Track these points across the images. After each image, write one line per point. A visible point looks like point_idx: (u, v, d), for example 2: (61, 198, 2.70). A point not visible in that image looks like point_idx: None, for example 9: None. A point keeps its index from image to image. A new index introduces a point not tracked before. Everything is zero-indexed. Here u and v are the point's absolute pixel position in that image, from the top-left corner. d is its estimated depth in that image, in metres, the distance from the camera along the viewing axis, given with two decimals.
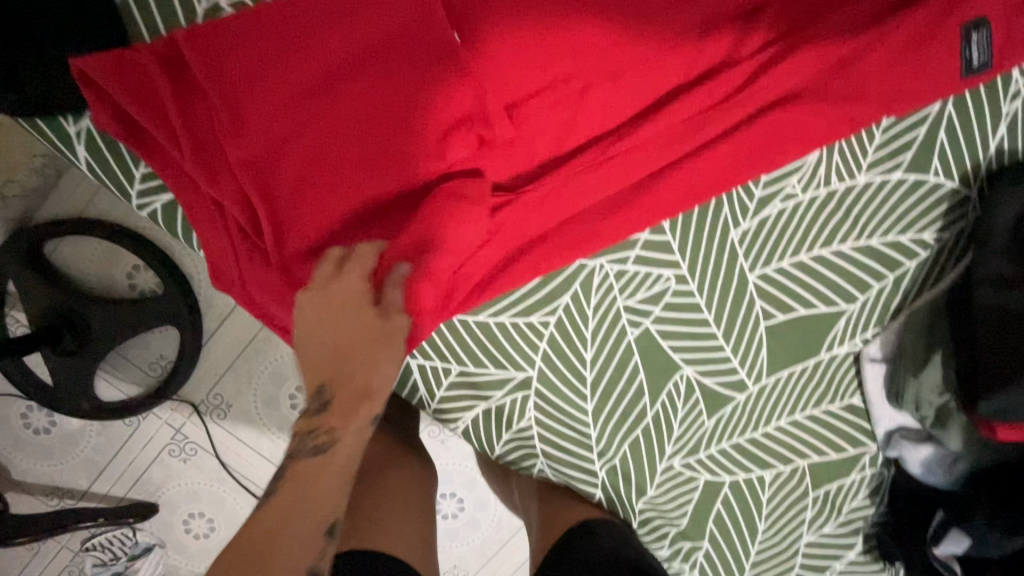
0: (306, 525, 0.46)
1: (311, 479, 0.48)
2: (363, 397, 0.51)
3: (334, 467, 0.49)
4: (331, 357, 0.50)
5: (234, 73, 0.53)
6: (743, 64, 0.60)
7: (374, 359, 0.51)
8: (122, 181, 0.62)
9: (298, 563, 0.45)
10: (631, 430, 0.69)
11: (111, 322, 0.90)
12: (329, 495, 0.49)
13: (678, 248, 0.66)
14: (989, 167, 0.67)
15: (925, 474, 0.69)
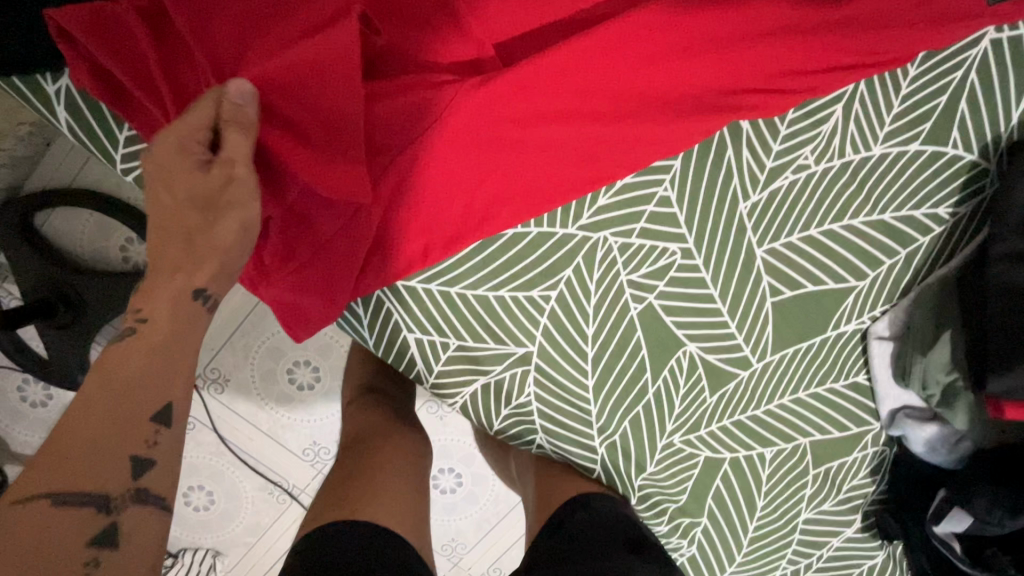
0: (141, 392, 0.43)
1: (116, 366, 0.44)
2: (190, 267, 0.50)
3: (140, 350, 0.45)
4: (174, 230, 0.51)
5: (215, 28, 0.50)
6: (759, 10, 0.54)
7: (213, 218, 0.51)
8: (107, 145, 0.59)
9: (113, 454, 0.40)
10: (632, 406, 0.68)
11: (103, 295, 0.88)
12: (165, 368, 0.45)
13: (685, 222, 0.64)
14: (1010, 139, 0.64)
15: (929, 453, 0.68)
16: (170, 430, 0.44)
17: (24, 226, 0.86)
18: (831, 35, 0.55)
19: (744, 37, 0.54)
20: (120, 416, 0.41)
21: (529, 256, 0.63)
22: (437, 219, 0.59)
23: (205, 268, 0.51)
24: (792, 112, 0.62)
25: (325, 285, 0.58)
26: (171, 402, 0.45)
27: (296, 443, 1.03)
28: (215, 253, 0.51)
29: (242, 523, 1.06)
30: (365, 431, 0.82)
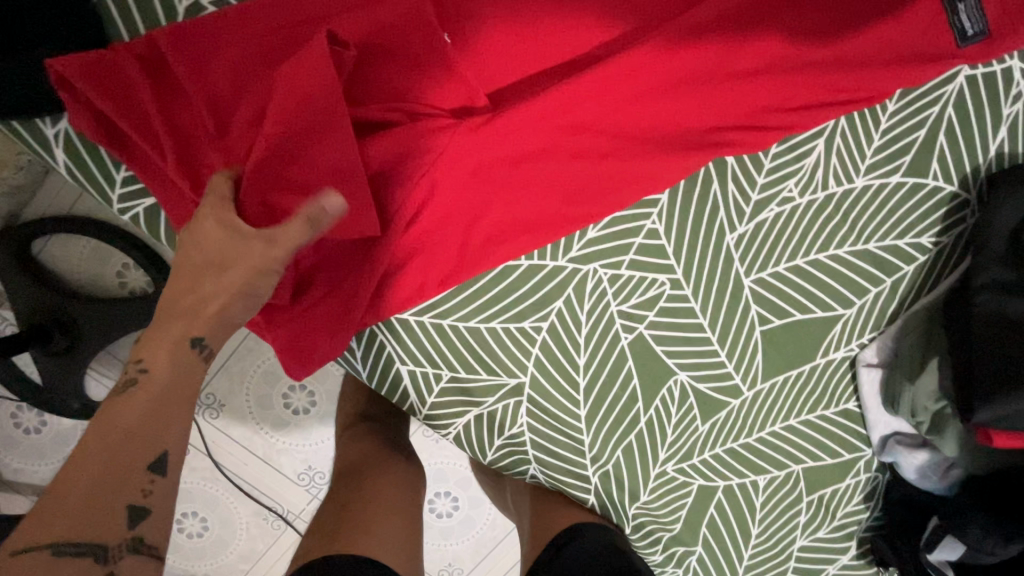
0: (136, 444, 0.43)
1: (115, 416, 0.43)
2: (193, 316, 0.49)
3: (140, 398, 0.44)
4: (190, 276, 0.50)
5: (218, 80, 0.53)
6: (737, 52, 0.56)
7: (231, 276, 0.50)
8: (102, 185, 0.59)
9: (108, 505, 0.40)
10: (624, 435, 0.68)
11: (99, 322, 0.88)
12: (161, 421, 0.45)
13: (673, 253, 0.65)
14: (988, 171, 0.65)
15: (921, 479, 0.69)
16: (165, 479, 0.43)
17: (23, 253, 0.87)
18: (808, 74, 0.58)
19: (723, 76, 0.57)
20: (113, 469, 0.41)
21: (520, 288, 0.64)
22: (434, 254, 0.60)
23: (206, 318, 0.50)
24: (775, 146, 0.64)
25: (335, 325, 0.58)
26: (166, 451, 0.44)
27: (290, 471, 1.03)
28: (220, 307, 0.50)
29: (236, 551, 1.05)
30: (358, 461, 0.82)
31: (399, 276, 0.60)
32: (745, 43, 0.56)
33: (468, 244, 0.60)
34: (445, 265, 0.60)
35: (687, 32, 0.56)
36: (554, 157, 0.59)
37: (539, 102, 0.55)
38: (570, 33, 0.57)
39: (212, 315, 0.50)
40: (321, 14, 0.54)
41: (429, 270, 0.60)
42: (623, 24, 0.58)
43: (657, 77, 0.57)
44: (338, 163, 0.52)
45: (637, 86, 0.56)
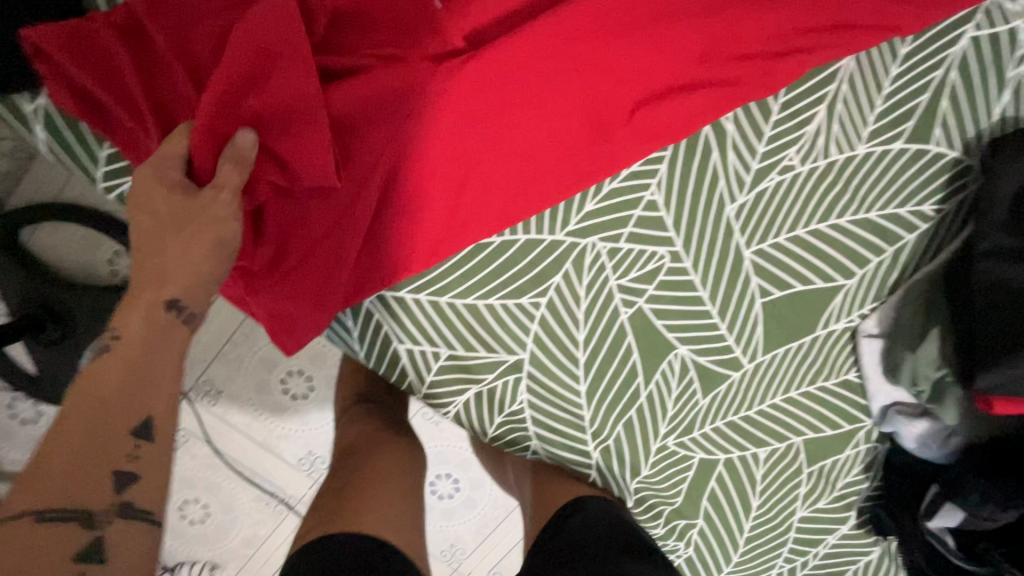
0: (117, 406, 0.41)
1: (94, 378, 0.42)
2: (164, 280, 0.49)
3: (119, 359, 0.43)
4: (150, 244, 0.50)
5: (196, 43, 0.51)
6: None
7: (190, 232, 0.49)
8: (86, 163, 0.57)
9: (93, 462, 0.38)
10: (624, 411, 0.68)
11: (91, 310, 0.87)
12: (142, 382, 0.43)
13: (673, 226, 0.64)
14: (992, 136, 0.64)
15: (920, 449, 0.69)
16: (153, 443, 0.42)
17: (10, 240, 0.85)
18: (786, 50, 0.61)
19: (704, 48, 0.60)
20: (92, 436, 0.39)
21: (518, 264, 0.63)
22: (423, 212, 0.59)
23: (179, 279, 0.49)
24: (776, 114, 0.63)
25: (323, 286, 0.58)
26: (152, 416, 0.42)
27: (291, 454, 1.02)
28: (186, 264, 0.49)
29: (239, 535, 1.05)
30: (356, 443, 0.81)
31: (387, 235, 0.59)
32: (723, 20, 0.59)
33: (465, 212, 0.60)
34: (435, 224, 0.60)
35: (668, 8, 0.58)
36: (547, 129, 0.60)
37: (530, 79, 0.58)
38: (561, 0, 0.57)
39: (186, 273, 0.49)
40: None
41: (418, 229, 0.60)
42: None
43: (641, 51, 0.59)
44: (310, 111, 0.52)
45: (623, 62, 0.59)
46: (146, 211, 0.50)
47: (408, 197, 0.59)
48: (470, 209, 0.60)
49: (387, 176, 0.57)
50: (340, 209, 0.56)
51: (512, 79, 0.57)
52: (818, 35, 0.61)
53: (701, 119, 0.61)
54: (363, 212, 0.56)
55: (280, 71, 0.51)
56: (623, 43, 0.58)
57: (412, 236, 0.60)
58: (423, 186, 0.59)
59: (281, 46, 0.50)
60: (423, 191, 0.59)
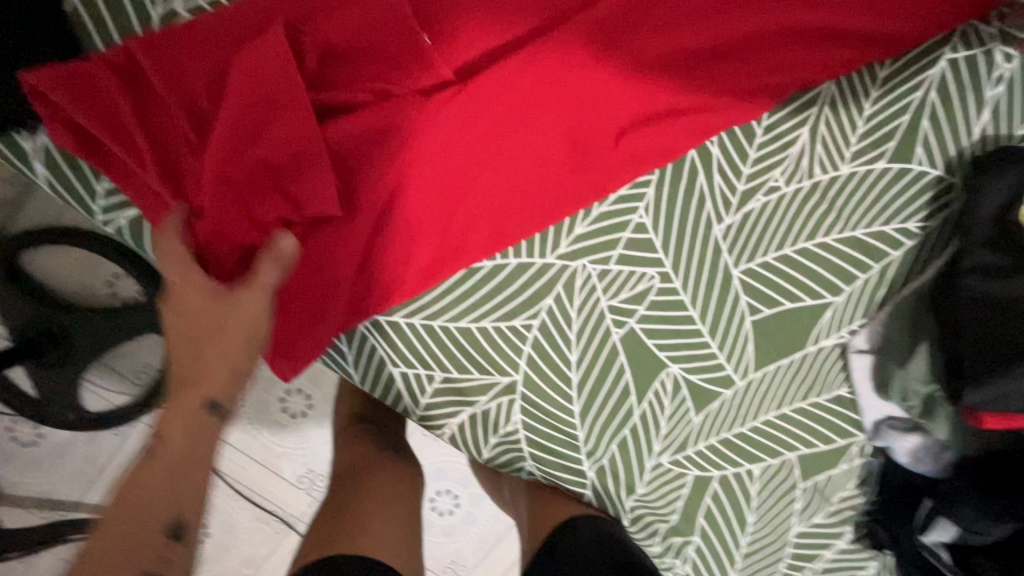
0: (152, 508, 0.49)
1: (135, 483, 0.50)
2: (197, 381, 0.53)
3: (159, 464, 0.51)
4: (186, 342, 0.52)
5: (194, 83, 0.54)
6: None
7: (222, 334, 0.52)
8: (84, 197, 0.58)
9: (131, 562, 0.47)
10: (618, 429, 0.69)
11: (91, 333, 0.87)
12: (177, 485, 0.51)
13: (662, 247, 0.65)
14: (973, 154, 0.65)
15: (915, 463, 0.69)
16: (181, 539, 0.50)
17: (13, 266, 0.86)
18: (763, 79, 0.64)
19: (684, 80, 0.63)
20: (133, 533, 0.48)
21: (508, 288, 0.64)
22: (416, 235, 0.60)
23: (212, 380, 0.53)
24: (759, 137, 0.65)
25: (321, 311, 0.59)
26: (181, 517, 0.50)
27: (291, 473, 1.03)
28: (218, 365, 0.52)
29: (238, 556, 1.04)
30: (354, 463, 0.82)
31: (381, 258, 0.60)
32: (697, 58, 0.64)
33: (460, 239, 0.61)
34: (430, 246, 0.61)
35: (648, 47, 0.63)
36: (534, 157, 0.62)
37: (518, 110, 0.61)
38: (548, 40, 0.61)
39: (216, 373, 0.52)
40: (297, 20, 0.57)
41: (413, 250, 0.60)
42: (597, 36, 0.62)
43: (624, 84, 0.62)
44: (303, 141, 0.54)
45: (609, 95, 0.62)
46: (181, 305, 0.52)
47: (401, 220, 0.60)
48: (464, 234, 0.61)
49: (380, 202, 0.59)
50: (336, 235, 0.58)
51: (501, 113, 0.60)
52: (789, 68, 0.64)
53: (683, 144, 0.63)
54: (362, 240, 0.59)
55: (286, 112, 0.54)
56: (607, 77, 0.62)
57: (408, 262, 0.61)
58: (419, 213, 0.60)
59: (273, 80, 0.53)
60: (419, 219, 0.60)
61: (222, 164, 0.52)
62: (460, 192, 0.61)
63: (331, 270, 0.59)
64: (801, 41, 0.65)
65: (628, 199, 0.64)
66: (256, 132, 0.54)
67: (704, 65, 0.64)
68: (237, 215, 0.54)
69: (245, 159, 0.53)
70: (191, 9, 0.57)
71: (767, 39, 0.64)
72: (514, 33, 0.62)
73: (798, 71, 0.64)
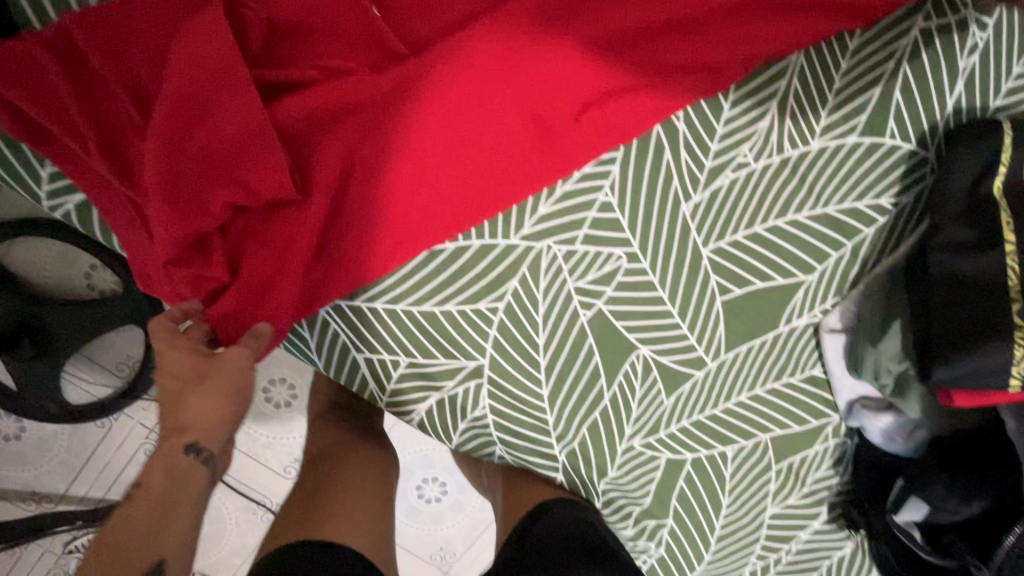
0: (129, 557, 0.44)
1: (113, 529, 0.45)
2: (182, 426, 0.49)
3: (140, 509, 0.46)
4: (171, 401, 0.50)
5: (135, 64, 0.52)
6: None
7: (210, 387, 0.49)
8: (29, 180, 0.57)
9: None
10: (589, 413, 0.68)
11: (72, 324, 0.85)
12: (156, 531, 0.46)
13: (629, 227, 0.63)
14: (946, 128, 0.64)
15: (887, 442, 0.68)
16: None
17: None
18: (734, 50, 0.62)
19: (648, 54, 0.62)
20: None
21: (471, 271, 0.62)
22: (373, 215, 0.59)
23: (197, 426, 0.49)
24: (727, 111, 0.63)
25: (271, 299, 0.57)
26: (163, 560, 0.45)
27: (276, 461, 1.01)
28: (206, 416, 0.49)
29: (225, 547, 1.01)
30: (328, 451, 0.81)
31: (340, 242, 0.59)
32: (664, 30, 0.62)
33: (422, 221, 0.60)
34: (389, 226, 0.59)
35: (608, 18, 0.61)
36: (494, 132, 0.60)
37: (476, 84, 0.58)
38: (507, 11, 0.58)
39: (201, 423, 0.49)
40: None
41: (372, 234, 0.59)
42: (558, 10, 0.60)
43: (586, 57, 0.60)
44: (249, 121, 0.53)
45: (571, 69, 0.60)
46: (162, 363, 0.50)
47: (357, 200, 0.58)
48: (427, 217, 0.60)
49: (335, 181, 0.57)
50: (291, 219, 0.57)
51: (457, 86, 0.58)
52: (761, 39, 0.62)
53: (649, 119, 0.61)
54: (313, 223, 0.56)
55: (234, 95, 0.52)
56: (572, 50, 0.60)
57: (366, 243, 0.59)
58: (378, 195, 0.58)
59: (212, 57, 0.51)
60: (378, 201, 0.58)
61: (168, 150, 0.51)
62: (421, 172, 0.59)
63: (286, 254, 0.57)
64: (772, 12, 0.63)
65: (594, 177, 0.62)
66: (200, 112, 0.52)
67: (670, 37, 0.62)
68: (189, 201, 0.53)
69: (192, 141, 0.52)
70: None
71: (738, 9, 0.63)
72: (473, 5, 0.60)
73: (768, 42, 0.62)
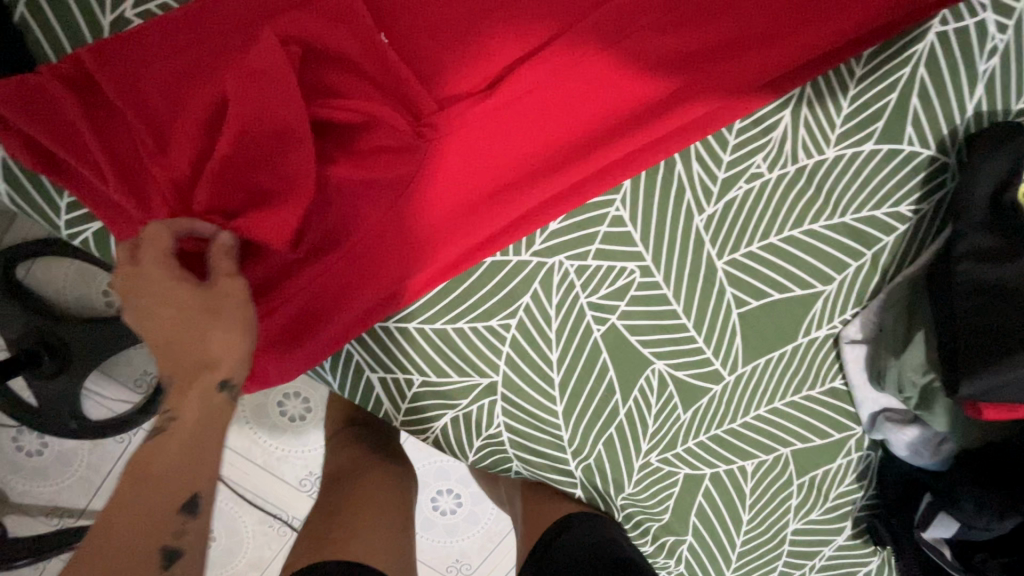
0: (169, 488, 0.41)
1: (144, 465, 0.41)
2: (208, 365, 0.45)
3: (176, 442, 0.42)
4: (184, 336, 0.44)
5: (155, 101, 0.53)
6: None
7: (223, 321, 0.45)
8: (47, 212, 0.58)
9: (140, 543, 0.38)
10: (604, 428, 0.66)
11: (90, 343, 0.84)
12: (191, 461, 0.42)
13: (641, 239, 0.63)
14: (967, 132, 0.63)
15: (913, 456, 0.66)
16: (198, 519, 0.42)
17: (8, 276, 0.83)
18: (755, 60, 0.61)
19: (661, 62, 0.61)
20: (149, 525, 0.39)
21: (483, 287, 0.62)
22: (381, 239, 0.58)
23: (231, 360, 0.46)
24: (739, 122, 0.62)
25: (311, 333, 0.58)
26: (197, 493, 0.42)
27: (293, 475, 1.01)
28: (233, 350, 0.46)
29: (244, 559, 1.02)
30: (344, 467, 0.81)
31: (359, 272, 0.58)
32: (682, 37, 0.60)
33: (435, 237, 0.60)
34: (403, 259, 0.59)
35: (622, 27, 0.59)
36: (506, 148, 0.60)
37: (487, 100, 0.58)
38: (517, 35, 0.60)
39: (234, 356, 0.46)
40: (255, 19, 0.55)
41: (388, 251, 0.59)
42: (569, 25, 0.60)
43: (598, 74, 0.60)
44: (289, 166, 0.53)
45: (583, 84, 0.60)
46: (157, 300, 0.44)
47: (370, 239, 0.58)
48: (441, 234, 0.60)
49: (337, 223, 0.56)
50: (328, 264, 0.57)
51: (470, 105, 0.58)
52: (781, 46, 0.60)
53: (663, 134, 0.61)
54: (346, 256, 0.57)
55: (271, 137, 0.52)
56: (586, 65, 0.59)
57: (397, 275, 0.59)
58: (394, 214, 0.58)
59: (277, 110, 0.51)
60: (395, 222, 0.58)
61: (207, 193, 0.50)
62: (435, 190, 0.59)
63: (319, 305, 0.58)
64: (795, 14, 0.60)
65: (605, 192, 0.62)
66: (251, 161, 0.52)
67: (687, 44, 0.60)
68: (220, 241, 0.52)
69: (236, 187, 0.52)
70: (140, 13, 0.57)
71: (757, 17, 0.61)
72: (484, 23, 0.59)
73: (789, 45, 0.60)
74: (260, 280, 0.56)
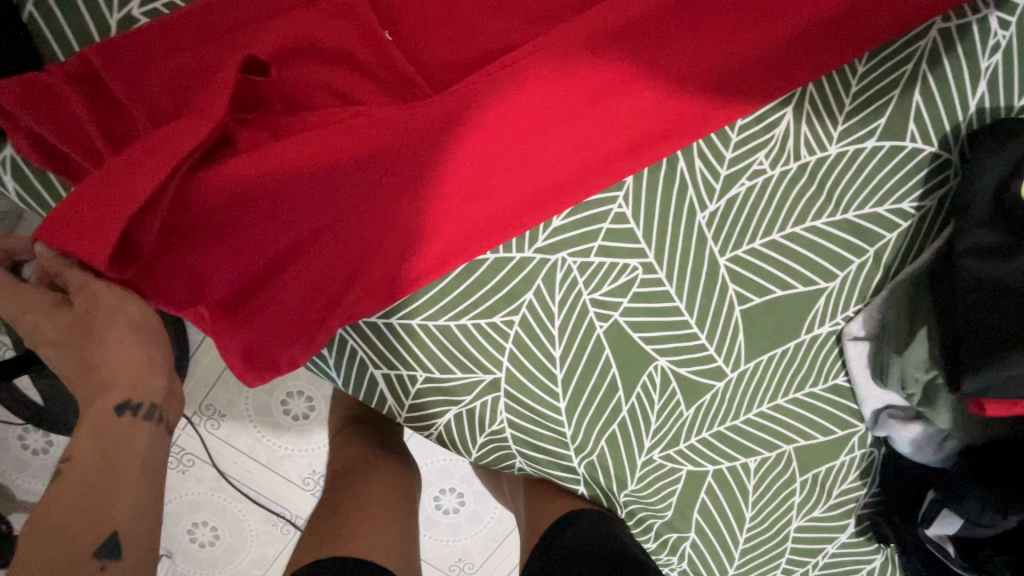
0: (83, 525, 0.41)
1: (54, 500, 0.42)
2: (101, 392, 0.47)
3: (83, 469, 0.43)
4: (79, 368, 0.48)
5: (160, 100, 0.54)
6: None
7: (105, 342, 0.49)
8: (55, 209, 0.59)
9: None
10: (608, 424, 0.66)
11: None
12: (107, 487, 0.43)
13: (644, 236, 0.63)
14: (969, 128, 0.63)
15: (917, 453, 0.67)
16: (121, 560, 0.41)
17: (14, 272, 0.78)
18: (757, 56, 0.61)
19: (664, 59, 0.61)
20: (62, 565, 0.39)
21: (487, 284, 0.62)
22: None
23: (122, 382, 0.48)
24: (741, 119, 0.62)
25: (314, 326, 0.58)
26: (115, 530, 0.42)
27: (296, 473, 1.01)
28: (121, 368, 0.49)
29: (247, 557, 1.02)
30: (347, 465, 0.81)
31: (362, 266, 0.57)
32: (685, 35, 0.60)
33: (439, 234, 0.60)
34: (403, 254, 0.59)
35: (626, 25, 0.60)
36: None
37: None
38: (521, 33, 0.60)
39: (127, 375, 0.49)
40: (259, 17, 0.56)
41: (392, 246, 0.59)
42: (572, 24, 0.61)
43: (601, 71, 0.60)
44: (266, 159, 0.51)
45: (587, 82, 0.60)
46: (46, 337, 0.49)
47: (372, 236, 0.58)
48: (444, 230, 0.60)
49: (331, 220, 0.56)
50: (324, 256, 0.55)
51: None
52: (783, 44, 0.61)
53: (666, 130, 0.61)
54: (348, 249, 0.55)
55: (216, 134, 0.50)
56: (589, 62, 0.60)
57: (397, 272, 0.58)
58: None
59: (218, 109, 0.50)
60: None
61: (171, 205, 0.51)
62: None
63: (303, 304, 0.57)
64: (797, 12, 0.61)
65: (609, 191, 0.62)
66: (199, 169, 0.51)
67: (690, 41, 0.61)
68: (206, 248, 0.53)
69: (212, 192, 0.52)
70: (146, 12, 0.58)
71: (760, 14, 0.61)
72: (488, 21, 0.60)
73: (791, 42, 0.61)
74: (245, 281, 0.55)
